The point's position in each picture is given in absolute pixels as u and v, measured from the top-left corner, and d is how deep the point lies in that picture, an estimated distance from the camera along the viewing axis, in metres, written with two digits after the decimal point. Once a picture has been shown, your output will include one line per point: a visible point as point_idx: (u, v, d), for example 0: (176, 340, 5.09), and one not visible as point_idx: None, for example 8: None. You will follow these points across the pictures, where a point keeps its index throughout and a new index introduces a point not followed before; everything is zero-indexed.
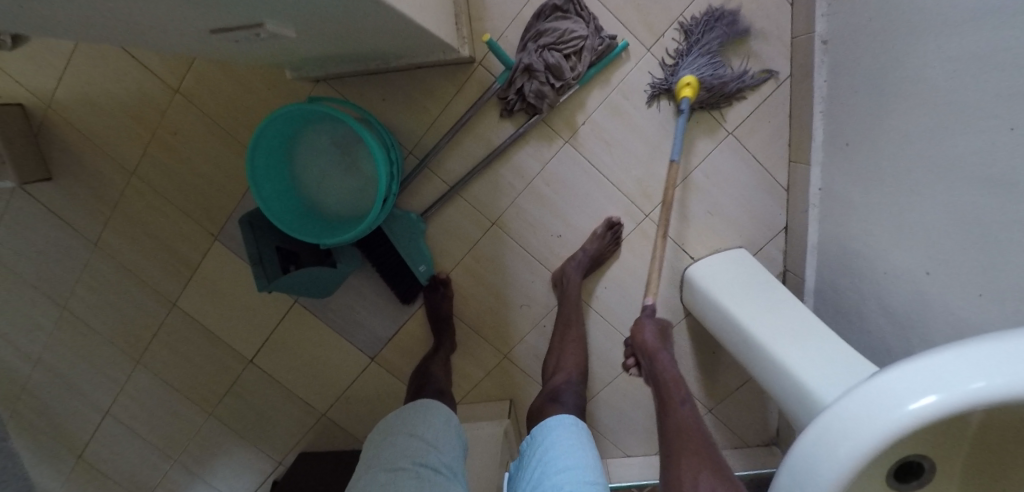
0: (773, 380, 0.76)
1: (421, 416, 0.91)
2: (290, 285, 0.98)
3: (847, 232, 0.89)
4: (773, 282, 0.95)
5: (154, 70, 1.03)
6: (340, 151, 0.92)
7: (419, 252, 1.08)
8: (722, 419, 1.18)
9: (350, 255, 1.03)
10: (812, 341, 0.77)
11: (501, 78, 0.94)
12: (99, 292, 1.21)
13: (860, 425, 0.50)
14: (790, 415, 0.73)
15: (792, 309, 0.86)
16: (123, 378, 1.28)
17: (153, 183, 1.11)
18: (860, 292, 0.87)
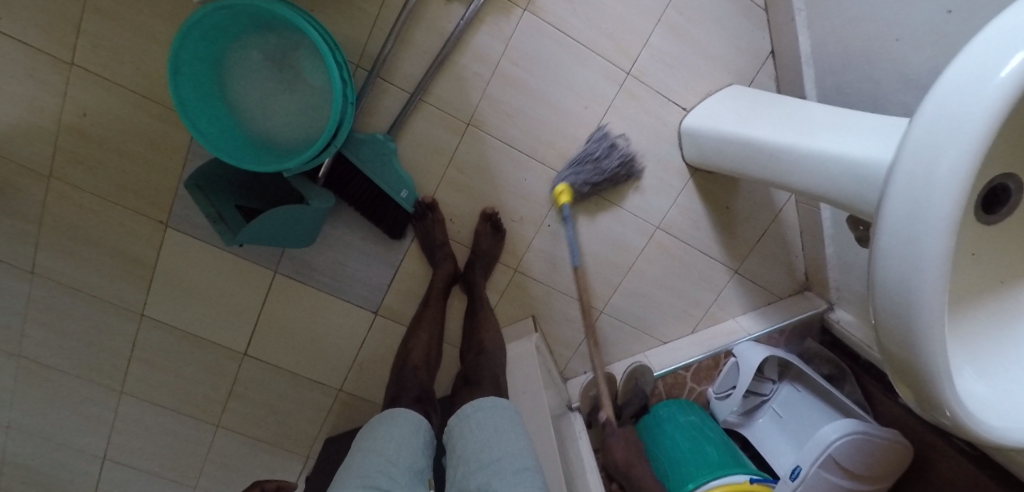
0: (817, 174, 0.70)
1: (383, 425, 0.75)
2: (259, 236, 0.87)
3: (841, 20, 0.82)
4: (777, 96, 0.89)
5: (35, 45, 0.89)
6: (279, 68, 0.82)
7: (396, 177, 0.96)
8: (751, 274, 1.15)
9: (320, 194, 0.91)
10: (839, 122, 0.71)
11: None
12: (49, 323, 1.05)
13: (962, 118, 0.39)
14: (837, 200, 0.67)
15: (806, 109, 0.80)
16: (107, 415, 1.13)
17: (77, 179, 0.98)
18: (869, 78, 0.79)
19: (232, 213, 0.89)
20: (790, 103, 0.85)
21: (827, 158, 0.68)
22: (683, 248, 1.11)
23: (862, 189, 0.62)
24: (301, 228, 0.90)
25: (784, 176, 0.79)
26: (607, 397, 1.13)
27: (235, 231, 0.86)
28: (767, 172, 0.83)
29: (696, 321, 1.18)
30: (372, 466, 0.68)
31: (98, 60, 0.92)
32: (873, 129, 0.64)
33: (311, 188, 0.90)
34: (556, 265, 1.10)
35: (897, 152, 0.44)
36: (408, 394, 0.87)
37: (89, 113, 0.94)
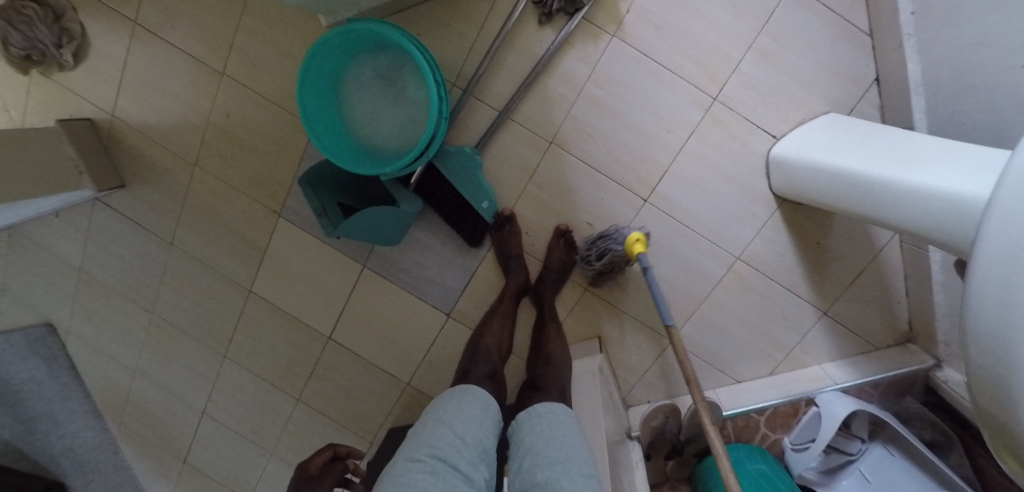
0: (917, 210, 0.65)
1: (459, 404, 0.79)
2: (354, 232, 0.96)
3: (957, 46, 0.76)
4: (881, 127, 0.83)
5: (201, 59, 1.10)
6: (385, 84, 0.92)
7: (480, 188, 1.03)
8: (841, 318, 1.06)
9: (411, 198, 0.99)
10: (947, 156, 0.65)
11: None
12: (180, 290, 1.24)
13: None
14: (940, 238, 0.61)
15: (912, 141, 0.74)
16: (212, 376, 1.29)
17: (215, 171, 1.16)
18: (989, 109, 0.72)
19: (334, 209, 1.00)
20: (896, 132, 0.79)
21: (923, 195, 0.64)
22: (764, 282, 1.05)
23: (966, 226, 0.57)
24: (391, 229, 0.99)
25: (877, 212, 0.73)
26: (668, 430, 1.08)
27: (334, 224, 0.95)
28: (860, 206, 0.77)
29: (775, 363, 1.10)
30: (445, 437, 0.72)
31: (244, 72, 1.09)
32: (984, 163, 0.59)
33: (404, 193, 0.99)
34: (626, 286, 1.09)
35: (993, 191, 0.40)
36: (478, 372, 0.90)
37: (231, 115, 1.12)
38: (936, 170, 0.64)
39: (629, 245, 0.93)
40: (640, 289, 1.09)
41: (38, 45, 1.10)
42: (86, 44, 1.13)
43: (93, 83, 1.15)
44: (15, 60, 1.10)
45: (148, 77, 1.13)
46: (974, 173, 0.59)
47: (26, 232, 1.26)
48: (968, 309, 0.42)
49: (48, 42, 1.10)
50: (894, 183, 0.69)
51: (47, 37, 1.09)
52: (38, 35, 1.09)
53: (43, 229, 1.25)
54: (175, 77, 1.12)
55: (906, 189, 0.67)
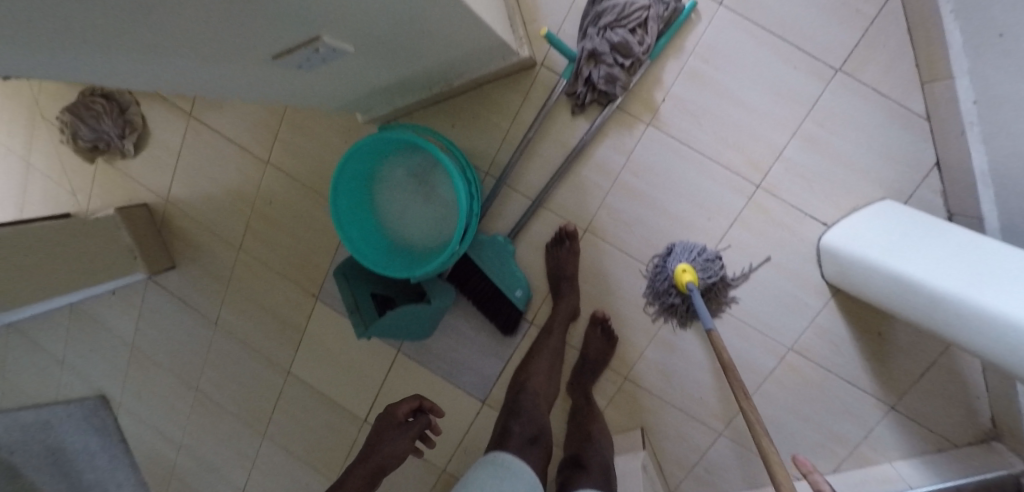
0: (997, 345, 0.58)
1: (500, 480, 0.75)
2: (386, 330, 0.95)
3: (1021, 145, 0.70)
4: (945, 226, 0.77)
5: (248, 151, 1.15)
6: (418, 181, 0.93)
7: (510, 275, 1.02)
8: (910, 413, 0.97)
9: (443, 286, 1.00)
10: (967, 259, 0.67)
11: (567, 70, 0.94)
12: (222, 369, 1.27)
13: None
14: None
15: (983, 249, 0.68)
16: (250, 454, 1.30)
17: (257, 253, 1.19)
18: None
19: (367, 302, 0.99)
20: (918, 221, 0.80)
21: (945, 299, 0.66)
22: (820, 373, 0.98)
23: (995, 342, 0.59)
24: (422, 322, 0.98)
25: (902, 305, 0.75)
26: None
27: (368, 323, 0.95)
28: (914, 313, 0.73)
29: (839, 460, 1.01)
30: None
31: (286, 162, 1.13)
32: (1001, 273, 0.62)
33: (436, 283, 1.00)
34: (670, 375, 1.04)
35: None
36: (520, 433, 0.86)
37: (273, 202, 1.15)
38: (958, 275, 0.66)
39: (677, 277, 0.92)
40: (685, 379, 1.03)
41: (104, 134, 1.18)
42: (146, 134, 1.20)
43: (149, 171, 1.22)
44: (82, 151, 1.18)
45: (199, 167, 1.19)
46: (994, 286, 0.61)
47: (86, 310, 1.34)
48: None
49: (112, 133, 1.18)
50: (919, 286, 0.70)
51: (112, 130, 1.17)
52: (104, 128, 1.17)
53: (101, 307, 1.32)
54: (222, 168, 1.17)
55: (927, 291, 0.69)
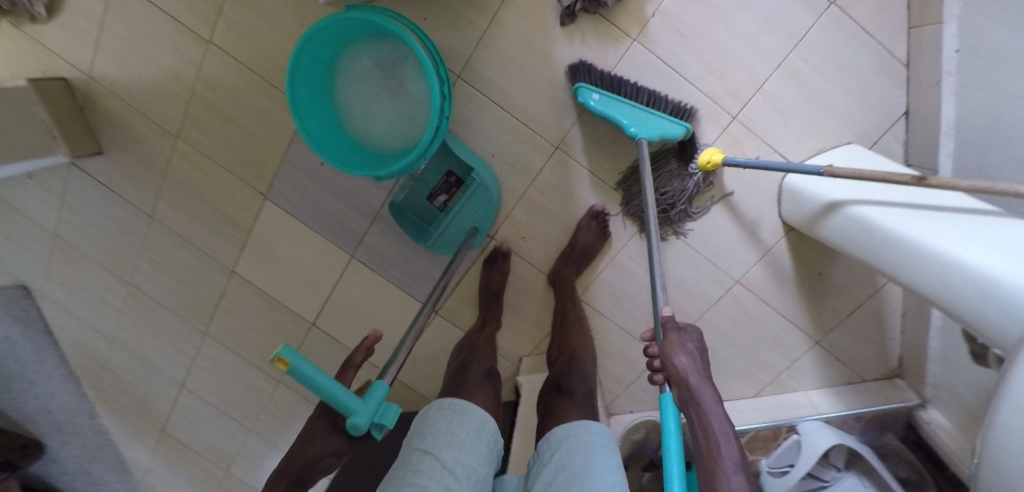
0: (946, 286, 0.62)
1: (450, 425, 0.74)
2: (416, 204, 1.04)
3: (995, 97, 0.73)
4: (885, 165, 0.81)
5: (184, 23, 0.99)
6: (384, 76, 0.85)
7: (633, 114, 0.87)
8: (832, 349, 1.06)
9: (483, 190, 0.99)
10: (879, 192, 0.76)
11: (363, 419, 0.58)
12: (160, 264, 1.20)
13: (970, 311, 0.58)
14: (985, 333, 0.57)
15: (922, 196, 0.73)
16: (192, 353, 1.27)
17: (197, 144, 1.08)
18: (1012, 158, 0.70)
19: (432, 173, 1.00)
20: (863, 159, 0.84)
21: (846, 214, 0.78)
22: (761, 306, 1.04)
23: (927, 270, 0.65)
24: (458, 238, 1.03)
25: (811, 220, 0.87)
26: (648, 445, 1.08)
27: (403, 201, 1.03)
28: (873, 257, 0.74)
29: (762, 385, 1.12)
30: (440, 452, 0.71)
31: (231, 43, 0.99)
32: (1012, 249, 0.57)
33: (474, 196, 0.99)
34: (621, 300, 1.07)
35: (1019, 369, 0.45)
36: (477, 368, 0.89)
37: (218, 87, 1.03)
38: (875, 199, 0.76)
39: (706, 159, 0.90)
40: (636, 304, 1.07)
41: None
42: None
43: (65, 41, 1.03)
44: None
45: (126, 36, 1.02)
46: (979, 246, 0.60)
47: None
48: (1002, 412, 0.45)
49: None
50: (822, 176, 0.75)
51: None
52: None
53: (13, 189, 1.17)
54: (151, 41, 1.02)
55: (832, 203, 0.81)
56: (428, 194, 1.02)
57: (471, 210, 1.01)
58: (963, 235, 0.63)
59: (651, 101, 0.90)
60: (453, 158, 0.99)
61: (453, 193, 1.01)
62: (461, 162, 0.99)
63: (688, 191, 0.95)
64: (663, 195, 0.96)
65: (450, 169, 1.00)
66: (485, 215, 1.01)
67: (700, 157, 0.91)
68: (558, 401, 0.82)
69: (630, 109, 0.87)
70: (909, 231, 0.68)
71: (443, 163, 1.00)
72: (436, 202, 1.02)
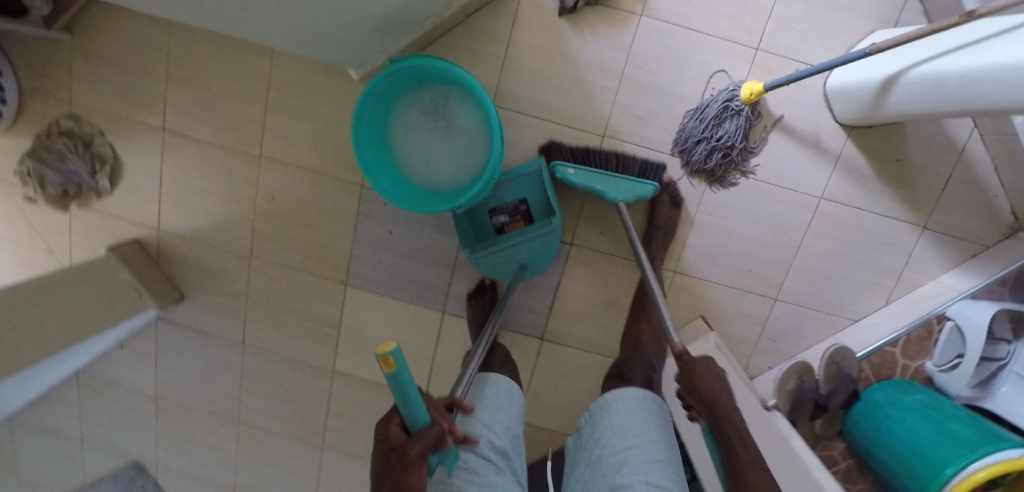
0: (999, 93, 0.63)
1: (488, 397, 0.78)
2: (477, 218, 1.04)
3: None
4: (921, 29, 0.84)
5: (236, 151, 1.09)
6: (434, 118, 0.89)
7: (613, 183, 0.95)
8: (940, 230, 1.05)
9: (544, 239, 0.99)
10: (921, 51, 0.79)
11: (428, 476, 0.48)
12: (261, 389, 1.20)
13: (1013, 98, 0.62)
14: None
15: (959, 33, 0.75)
16: (314, 472, 1.24)
17: (272, 257, 1.13)
18: None
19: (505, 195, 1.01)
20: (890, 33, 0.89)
21: (898, 83, 0.81)
22: (853, 214, 1.03)
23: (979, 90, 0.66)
24: (506, 266, 1.01)
25: (868, 107, 0.89)
26: (807, 388, 1.08)
27: (467, 216, 1.03)
28: (931, 107, 0.76)
29: (889, 292, 1.09)
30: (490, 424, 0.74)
31: (281, 152, 1.07)
32: None
33: (539, 235, 0.98)
34: (716, 258, 1.07)
35: None
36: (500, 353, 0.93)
37: (278, 196, 1.09)
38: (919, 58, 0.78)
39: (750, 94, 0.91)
40: (732, 256, 1.07)
41: (74, 174, 1.11)
42: (118, 165, 1.12)
43: (134, 205, 1.14)
44: (56, 196, 1.12)
45: (188, 181, 1.12)
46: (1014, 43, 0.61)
47: (96, 373, 1.21)
48: None
49: (82, 171, 1.11)
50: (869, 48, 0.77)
51: (82, 167, 1.11)
52: (74, 167, 1.11)
53: (112, 365, 1.20)
54: (211, 177, 1.11)
55: (886, 81, 0.83)
56: (493, 209, 1.02)
57: (528, 249, 1.00)
58: (996, 44, 0.65)
59: (619, 166, 0.99)
60: (538, 195, 0.99)
61: (515, 224, 1.02)
62: (545, 200, 0.99)
63: (741, 129, 0.96)
64: (720, 142, 0.97)
65: (524, 197, 1.01)
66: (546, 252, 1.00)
67: (743, 94, 0.92)
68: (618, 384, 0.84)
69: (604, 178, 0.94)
70: (952, 66, 0.71)
71: (525, 190, 1.00)
72: (495, 220, 1.03)
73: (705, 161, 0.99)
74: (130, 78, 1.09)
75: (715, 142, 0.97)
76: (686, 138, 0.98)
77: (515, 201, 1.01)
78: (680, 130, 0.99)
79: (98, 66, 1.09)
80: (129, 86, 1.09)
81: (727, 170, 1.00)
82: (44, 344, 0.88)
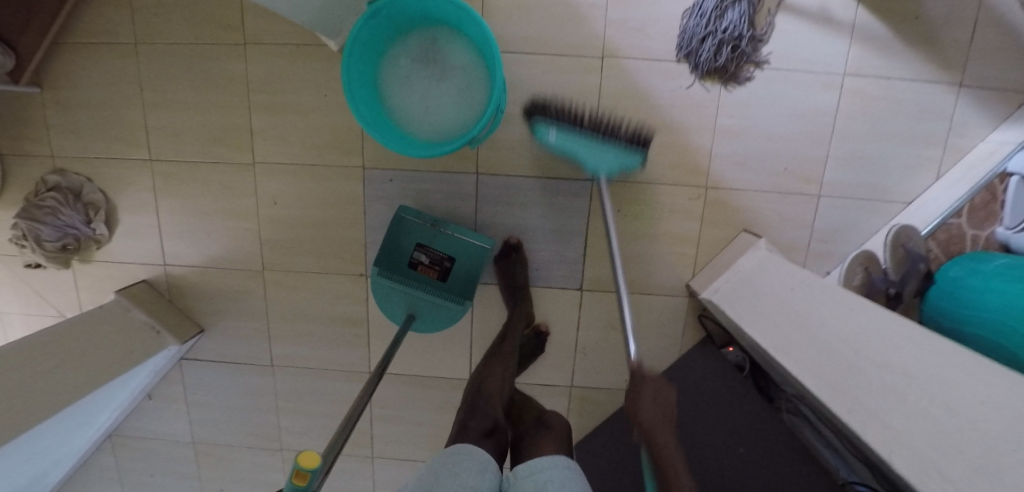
0: None
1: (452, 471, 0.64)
2: (399, 242, 0.99)
3: None
4: None
5: (228, 163, 1.03)
6: (426, 66, 0.86)
7: (591, 152, 0.89)
8: (981, 82, 0.96)
9: (445, 308, 0.98)
10: None
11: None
12: (301, 411, 1.12)
13: None
14: None
15: None
16: (370, 484, 1.18)
17: (285, 267, 1.07)
18: None
19: (433, 241, 0.98)
20: None
21: None
22: (882, 85, 0.97)
23: None
24: (395, 309, 0.99)
25: None
26: (878, 279, 0.98)
27: (393, 238, 0.98)
28: None
29: (937, 162, 1.00)
30: None
31: (276, 152, 1.02)
32: None
33: (445, 304, 0.98)
34: (745, 163, 1.01)
35: None
36: (477, 426, 0.75)
37: (281, 201, 1.04)
38: None
39: None
40: (762, 158, 1.01)
41: (68, 227, 1.03)
42: (113, 208, 1.05)
43: (133, 245, 1.07)
44: (52, 255, 1.02)
45: (182, 207, 1.05)
46: None
47: (127, 430, 1.14)
48: None
49: (77, 222, 1.03)
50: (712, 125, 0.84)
51: (76, 218, 1.03)
52: (68, 220, 1.02)
53: (144, 418, 1.14)
54: (206, 197, 1.04)
55: None
56: (421, 245, 0.99)
57: (425, 303, 0.98)
58: None
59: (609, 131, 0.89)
60: (469, 267, 0.98)
61: (429, 272, 0.98)
62: (471, 275, 0.98)
63: (745, 15, 0.92)
64: (728, 34, 0.92)
65: (455, 256, 0.98)
66: (441, 319, 0.99)
67: None
68: (542, 430, 0.78)
69: (587, 147, 0.88)
70: None
71: (459, 251, 0.99)
72: (415, 254, 0.98)
73: (718, 57, 0.94)
74: (104, 114, 1.02)
75: (723, 34, 0.92)
76: (692, 38, 0.94)
77: (438, 257, 0.98)
78: (683, 32, 0.95)
79: (70, 108, 1.02)
80: (106, 120, 1.02)
81: (741, 64, 0.96)
82: (72, 391, 0.83)
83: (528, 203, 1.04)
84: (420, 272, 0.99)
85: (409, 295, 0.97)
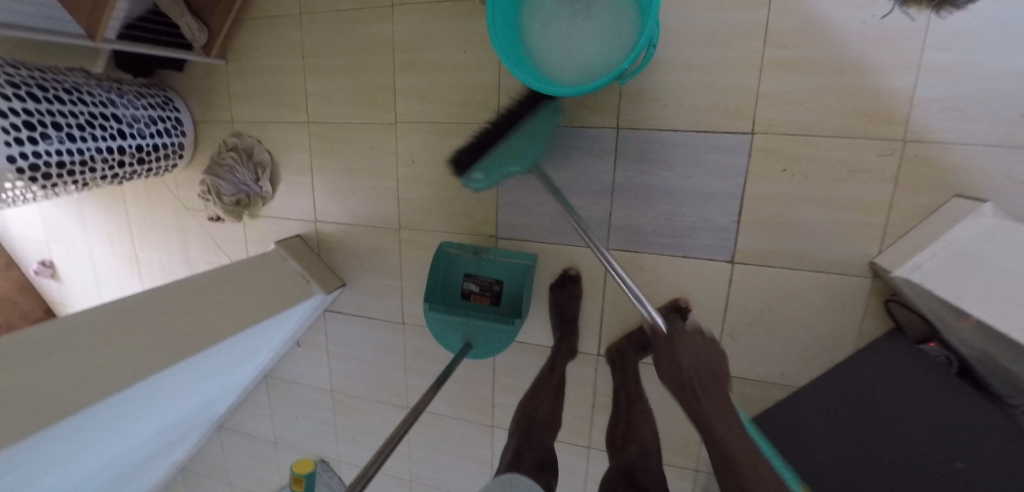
0: None
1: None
2: (450, 273, 1.02)
3: None
4: None
5: (371, 124, 1.08)
6: (569, 4, 0.81)
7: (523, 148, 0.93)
8: None
9: (498, 330, 0.98)
10: None
11: None
12: (426, 371, 1.14)
13: None
14: None
15: None
16: (488, 454, 1.16)
17: (418, 227, 1.09)
18: None
19: (478, 269, 1.00)
20: None
21: None
22: None
23: None
24: (451, 339, 1.01)
25: None
26: None
27: (438, 270, 1.02)
28: None
29: None
30: None
31: (415, 113, 1.04)
32: None
33: (497, 328, 0.98)
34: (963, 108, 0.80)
35: None
36: (531, 458, 0.76)
37: (417, 161, 1.06)
38: None
39: None
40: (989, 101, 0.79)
41: (242, 185, 1.17)
42: (276, 169, 1.16)
43: (290, 204, 1.17)
44: (228, 208, 1.17)
45: (331, 168, 1.12)
46: None
47: (279, 373, 1.26)
48: None
49: (248, 180, 1.16)
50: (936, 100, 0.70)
51: (248, 176, 1.16)
52: (241, 178, 1.16)
53: (293, 365, 1.24)
54: (351, 158, 1.10)
55: None
56: (469, 274, 1.02)
57: (479, 330, 0.99)
58: None
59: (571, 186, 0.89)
60: (515, 287, 0.99)
61: (481, 299, 1.00)
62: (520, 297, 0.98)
63: None
64: None
65: (501, 281, 1.00)
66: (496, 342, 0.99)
67: None
68: None
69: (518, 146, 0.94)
70: None
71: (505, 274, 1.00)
72: (465, 284, 1.01)
73: None
74: (274, 82, 1.13)
75: None
76: None
77: (485, 284, 1.00)
78: None
79: (247, 78, 1.15)
80: (274, 87, 1.13)
81: None
82: None
83: (671, 161, 0.94)
84: (474, 301, 1.01)
85: (464, 322, 0.99)
